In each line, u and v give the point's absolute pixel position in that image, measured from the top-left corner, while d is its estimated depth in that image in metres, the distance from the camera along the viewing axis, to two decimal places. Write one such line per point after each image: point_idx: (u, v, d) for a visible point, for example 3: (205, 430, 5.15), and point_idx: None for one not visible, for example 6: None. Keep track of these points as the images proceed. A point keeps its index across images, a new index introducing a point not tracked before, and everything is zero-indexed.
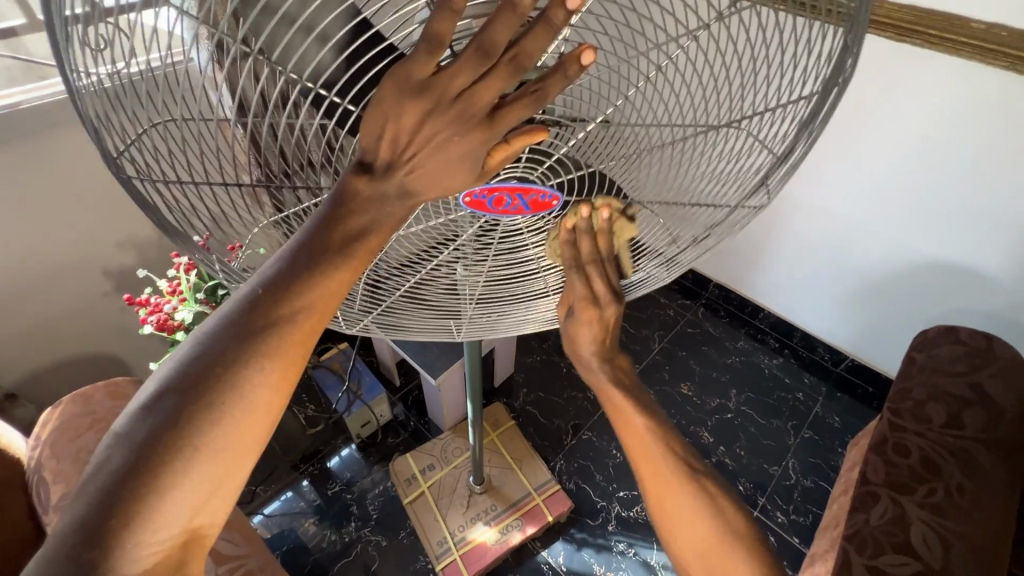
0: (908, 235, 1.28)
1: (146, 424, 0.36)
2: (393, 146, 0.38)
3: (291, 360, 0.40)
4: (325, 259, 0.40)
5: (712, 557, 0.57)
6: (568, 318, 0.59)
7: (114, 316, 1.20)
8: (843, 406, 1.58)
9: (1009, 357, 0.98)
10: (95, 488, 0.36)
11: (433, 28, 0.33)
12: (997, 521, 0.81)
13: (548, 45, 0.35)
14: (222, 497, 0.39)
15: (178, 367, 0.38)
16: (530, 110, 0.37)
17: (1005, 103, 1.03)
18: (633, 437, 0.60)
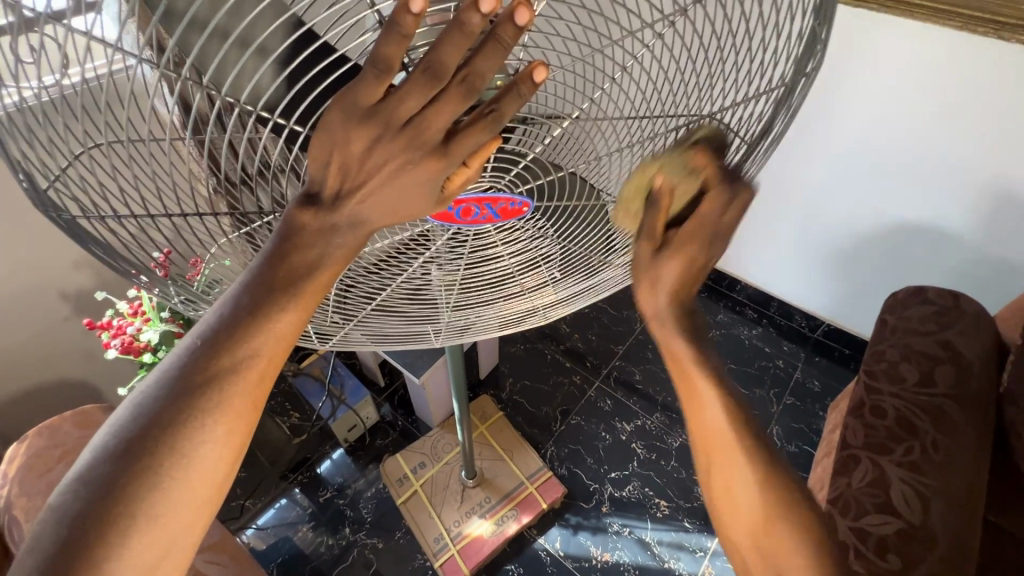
0: (875, 200, 1.30)
1: (86, 491, 0.35)
2: (343, 176, 0.36)
3: (237, 412, 0.39)
4: (267, 305, 0.39)
5: (777, 561, 0.50)
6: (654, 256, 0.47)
7: (77, 341, 1.15)
8: (821, 369, 1.61)
9: (975, 312, 1.01)
10: (40, 558, 0.35)
11: (380, 53, 0.31)
12: (969, 474, 0.84)
13: (499, 65, 0.33)
14: (174, 559, 0.38)
15: (118, 428, 0.37)
16: (487, 133, 0.36)
17: (959, 63, 1.04)
18: (698, 408, 0.51)
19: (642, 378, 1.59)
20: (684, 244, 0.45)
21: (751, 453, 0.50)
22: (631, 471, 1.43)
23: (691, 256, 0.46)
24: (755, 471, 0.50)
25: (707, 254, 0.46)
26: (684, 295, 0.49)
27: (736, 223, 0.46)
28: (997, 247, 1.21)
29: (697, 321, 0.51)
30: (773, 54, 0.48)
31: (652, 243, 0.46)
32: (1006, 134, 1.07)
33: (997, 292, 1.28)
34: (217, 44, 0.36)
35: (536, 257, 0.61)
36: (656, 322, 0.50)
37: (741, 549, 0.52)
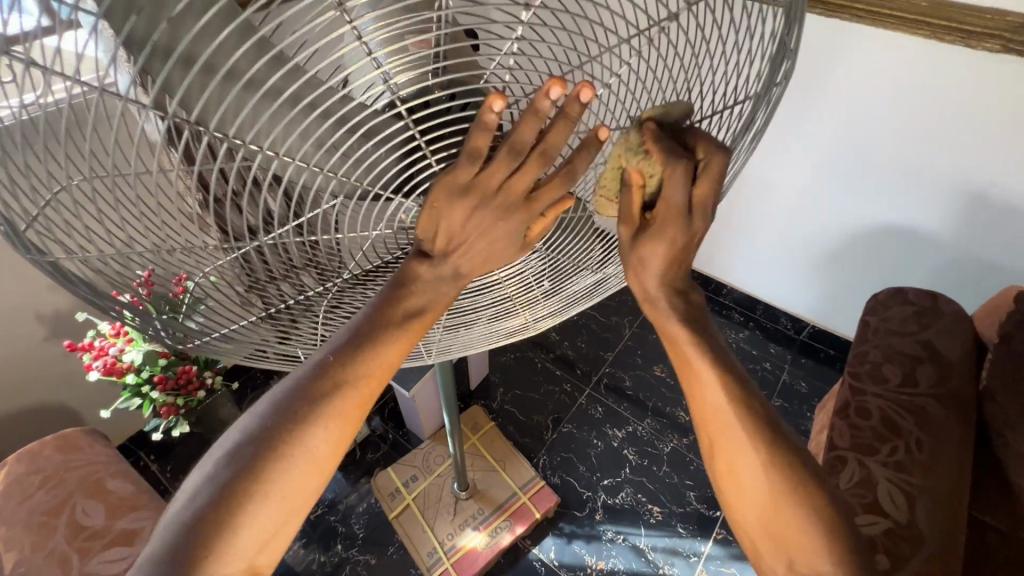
0: (853, 205, 1.33)
1: (227, 469, 0.41)
2: (447, 238, 0.43)
3: (349, 420, 0.44)
4: (387, 331, 0.46)
5: (790, 544, 0.51)
6: (635, 238, 0.48)
7: (56, 363, 1.12)
8: (807, 370, 1.63)
9: (953, 312, 1.03)
10: (181, 521, 0.40)
11: (472, 143, 0.38)
12: (953, 473, 0.86)
13: (568, 136, 0.39)
14: (280, 539, 0.43)
15: (259, 419, 0.43)
16: (562, 187, 0.43)
17: (930, 69, 1.07)
18: (700, 389, 0.52)
19: (631, 384, 1.60)
20: (664, 220, 0.46)
21: (754, 430, 0.51)
22: (623, 478, 1.43)
23: (670, 234, 0.46)
24: (760, 453, 0.51)
25: (686, 229, 0.47)
26: (675, 273, 0.50)
27: (708, 196, 0.45)
28: (972, 248, 1.24)
29: (692, 301, 0.53)
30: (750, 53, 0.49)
31: (631, 226, 0.48)
32: (976, 138, 1.10)
33: (974, 292, 1.31)
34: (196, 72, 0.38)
35: (521, 270, 0.62)
36: (649, 301, 0.52)
37: (753, 533, 0.53)
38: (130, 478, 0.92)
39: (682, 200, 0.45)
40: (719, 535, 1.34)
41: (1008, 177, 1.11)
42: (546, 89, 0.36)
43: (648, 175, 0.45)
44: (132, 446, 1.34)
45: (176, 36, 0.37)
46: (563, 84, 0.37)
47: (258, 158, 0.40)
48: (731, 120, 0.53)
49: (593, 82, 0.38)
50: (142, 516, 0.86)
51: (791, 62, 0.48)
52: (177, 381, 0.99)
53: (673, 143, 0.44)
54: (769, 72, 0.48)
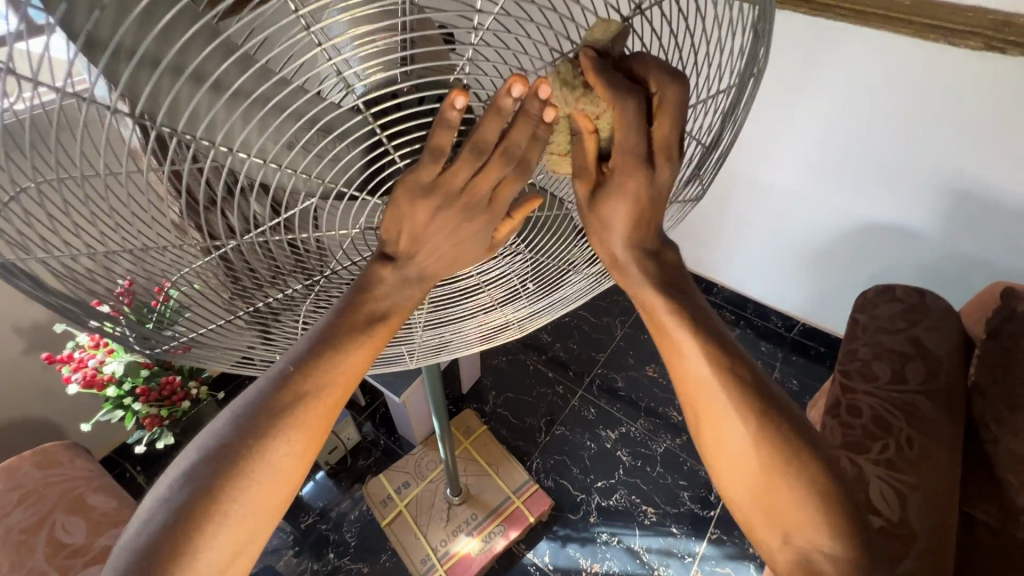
0: (839, 203, 1.34)
1: (185, 489, 0.40)
2: (410, 238, 0.43)
3: (311, 430, 0.43)
4: (347, 339, 0.44)
5: (781, 515, 0.51)
6: (595, 191, 0.47)
7: (35, 375, 1.10)
8: (799, 368, 1.64)
9: (940, 309, 1.04)
10: (137, 543, 0.39)
11: (433, 141, 0.37)
12: (944, 470, 0.86)
13: (530, 133, 0.39)
14: (244, 558, 0.42)
15: (217, 435, 0.42)
16: (519, 182, 0.42)
17: (913, 68, 1.08)
18: (680, 360, 0.52)
19: (624, 384, 1.59)
20: (625, 166, 0.45)
21: (738, 401, 0.52)
22: (617, 480, 1.43)
23: (631, 187, 0.46)
24: (748, 421, 0.51)
25: (647, 175, 0.46)
26: (642, 230, 0.50)
27: (665, 139, 0.45)
28: (958, 244, 1.25)
29: (667, 263, 0.53)
30: (720, 69, 0.49)
31: (588, 181, 0.47)
32: (961, 136, 1.10)
33: (961, 287, 1.31)
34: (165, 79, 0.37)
35: (505, 270, 0.62)
36: (619, 266, 0.52)
37: (747, 508, 0.54)
38: (113, 492, 0.90)
39: (633, 139, 0.43)
40: (714, 535, 1.34)
41: (993, 173, 1.12)
42: (507, 87, 0.36)
43: (599, 117, 0.43)
44: (117, 458, 1.32)
45: (146, 38, 0.36)
46: (524, 81, 0.36)
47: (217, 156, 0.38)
48: (701, 132, 0.53)
49: (552, 79, 0.38)
50: (124, 531, 0.84)
51: (759, 79, 0.48)
52: (161, 393, 0.96)
53: (623, 79, 0.42)
54: (737, 86, 0.48)
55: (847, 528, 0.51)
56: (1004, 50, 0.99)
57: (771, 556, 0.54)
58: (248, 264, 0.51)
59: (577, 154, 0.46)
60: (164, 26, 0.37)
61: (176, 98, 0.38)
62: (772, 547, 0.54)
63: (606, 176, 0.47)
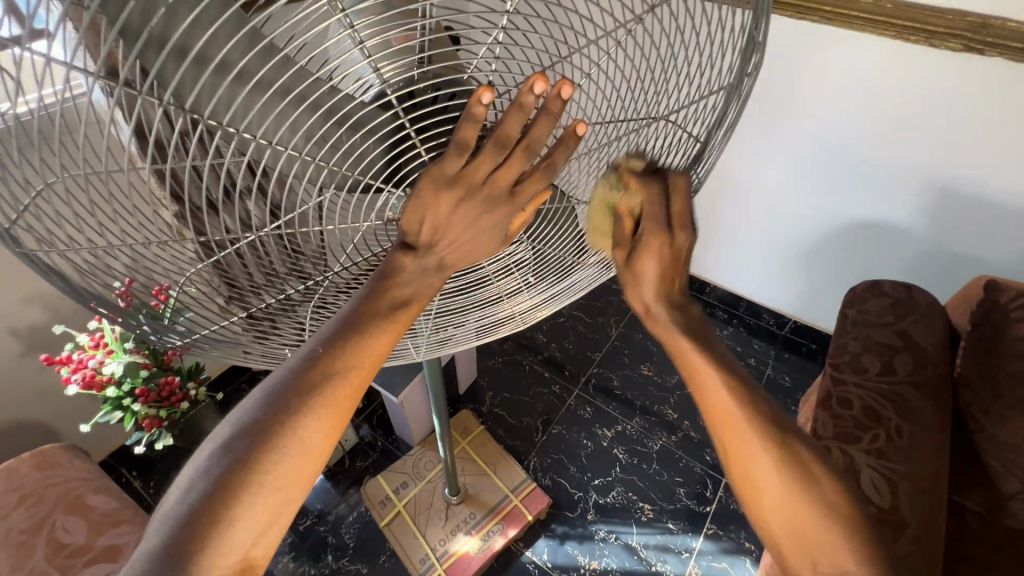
0: (829, 201, 1.37)
1: (221, 460, 0.40)
2: (433, 229, 0.44)
3: (341, 407, 0.44)
4: (374, 319, 0.46)
5: (815, 551, 0.49)
6: (626, 260, 0.50)
7: (32, 378, 1.09)
8: (791, 365, 1.66)
9: (927, 302, 1.06)
10: (174, 514, 0.39)
11: (461, 136, 0.39)
12: (933, 458, 0.88)
13: (551, 131, 0.41)
14: (275, 533, 0.42)
15: (251, 410, 0.42)
16: (545, 181, 0.44)
17: (896, 69, 1.11)
18: (705, 389, 0.51)
19: (619, 383, 1.61)
20: (654, 237, 0.48)
21: (765, 431, 0.50)
22: (614, 477, 1.44)
23: (657, 249, 0.48)
24: (772, 449, 0.50)
25: (672, 241, 0.49)
26: (670, 289, 0.51)
27: (684, 211, 0.49)
28: (944, 240, 1.28)
29: (687, 305, 0.53)
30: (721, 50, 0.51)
31: (623, 250, 0.50)
32: (945, 134, 1.14)
33: (947, 283, 1.35)
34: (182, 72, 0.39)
35: (506, 263, 0.63)
36: (651, 315, 0.52)
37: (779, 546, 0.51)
38: (113, 493, 0.90)
39: (660, 214, 0.48)
40: (710, 530, 1.36)
41: (975, 171, 1.15)
42: (530, 84, 0.38)
43: (630, 206, 0.49)
44: (113, 462, 1.31)
45: (160, 33, 0.37)
46: (545, 80, 0.39)
47: (250, 147, 0.40)
48: (704, 115, 0.55)
49: (571, 79, 0.41)
50: (124, 531, 0.84)
51: (759, 57, 0.49)
52: (160, 393, 0.97)
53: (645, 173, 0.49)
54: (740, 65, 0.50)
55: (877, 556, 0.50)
56: (984, 50, 1.02)
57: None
58: (246, 269, 0.53)
59: (614, 232, 0.51)
60: (181, 21, 0.38)
61: (189, 93, 0.40)
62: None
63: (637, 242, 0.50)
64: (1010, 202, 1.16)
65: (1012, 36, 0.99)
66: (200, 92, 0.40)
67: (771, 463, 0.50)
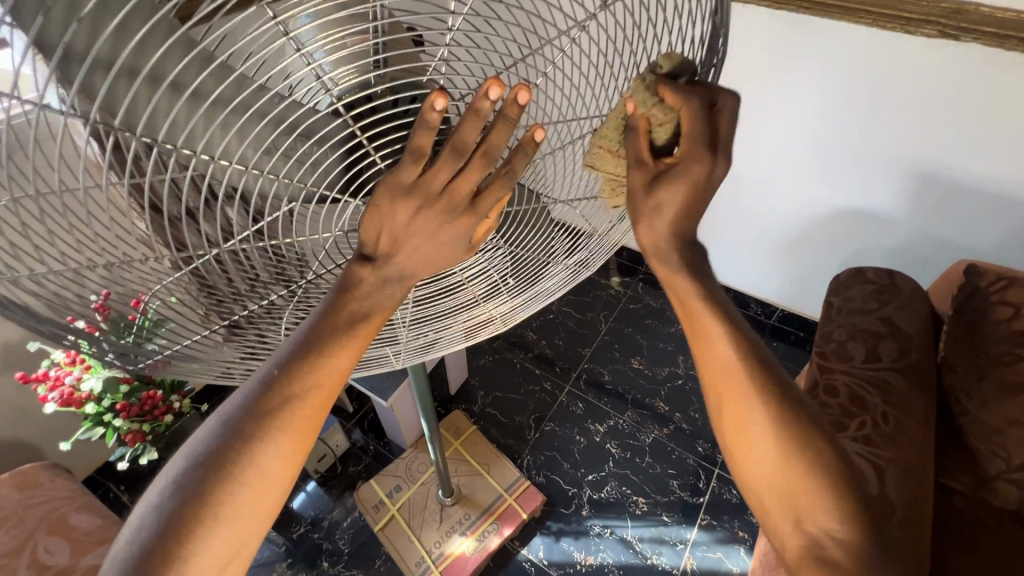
0: (811, 190, 1.37)
1: (176, 495, 0.40)
2: (392, 239, 0.43)
3: (300, 431, 0.44)
4: (332, 341, 0.45)
5: (794, 502, 0.53)
6: (651, 183, 0.48)
7: (10, 396, 1.07)
8: (780, 353, 1.67)
9: (909, 288, 1.07)
10: (130, 552, 0.39)
11: (415, 143, 0.38)
12: (917, 443, 0.89)
13: (511, 136, 0.40)
14: (239, 559, 0.42)
15: (205, 441, 0.42)
16: (505, 187, 0.44)
17: (872, 56, 1.11)
18: (707, 342, 0.54)
19: (610, 378, 1.61)
20: (687, 156, 0.46)
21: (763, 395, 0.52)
22: (608, 472, 1.45)
23: (694, 173, 0.46)
24: (769, 414, 0.52)
25: (712, 165, 0.46)
26: (687, 222, 0.50)
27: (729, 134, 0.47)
28: (925, 225, 1.29)
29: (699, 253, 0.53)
30: (680, 59, 0.53)
31: (645, 170, 0.48)
32: (923, 120, 1.14)
33: (928, 268, 1.36)
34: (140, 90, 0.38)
35: (486, 267, 0.63)
36: (656, 252, 0.52)
37: (760, 495, 0.55)
38: (96, 510, 0.89)
39: (693, 130, 0.45)
40: (704, 521, 1.37)
41: (954, 157, 1.16)
42: (485, 89, 0.37)
43: (653, 120, 0.46)
44: (100, 478, 1.29)
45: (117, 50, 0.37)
46: (501, 85, 0.37)
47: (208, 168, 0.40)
48: None
49: (528, 85, 0.40)
50: (109, 549, 0.83)
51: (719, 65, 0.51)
52: (142, 407, 0.95)
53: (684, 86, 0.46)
54: (701, 71, 0.52)
55: (855, 512, 0.53)
56: (958, 37, 1.03)
57: (781, 541, 0.56)
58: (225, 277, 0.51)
59: (631, 148, 0.48)
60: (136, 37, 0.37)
61: (149, 110, 0.39)
62: (783, 533, 0.55)
63: (667, 166, 0.47)
64: (988, 187, 1.17)
65: (986, 20, 1.00)
66: (161, 111, 0.40)
67: (766, 427, 0.52)
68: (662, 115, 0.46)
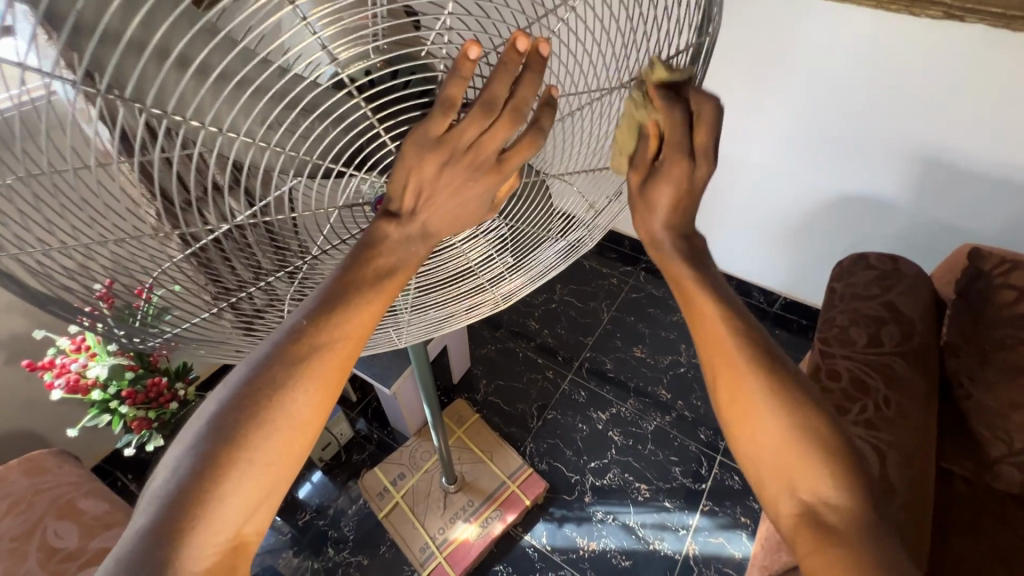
0: (814, 175, 1.36)
1: (206, 439, 0.39)
2: (416, 196, 0.43)
3: (329, 379, 0.42)
4: (360, 293, 0.43)
5: (792, 466, 0.50)
6: (645, 181, 0.49)
7: (16, 386, 1.08)
8: (782, 341, 1.67)
9: (913, 273, 1.07)
10: (161, 494, 0.38)
11: (446, 93, 0.38)
12: (919, 426, 0.90)
13: (538, 92, 0.40)
14: (267, 506, 0.40)
15: (235, 387, 0.40)
16: (532, 150, 0.43)
17: (878, 37, 1.10)
18: (692, 303, 0.54)
19: (613, 366, 1.61)
20: (677, 163, 0.47)
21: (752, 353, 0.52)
22: (610, 459, 1.45)
23: (677, 176, 0.48)
24: (758, 368, 0.51)
25: (697, 167, 0.47)
26: (680, 215, 0.51)
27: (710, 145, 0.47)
28: (928, 210, 1.29)
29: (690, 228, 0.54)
30: (677, 28, 0.52)
31: (638, 174, 0.50)
32: (930, 102, 1.13)
33: (931, 253, 1.36)
34: (148, 67, 0.38)
35: (487, 244, 0.63)
36: (653, 245, 0.54)
37: (755, 465, 0.52)
38: (104, 496, 0.90)
39: (682, 135, 0.46)
40: (706, 507, 1.37)
41: (959, 141, 1.15)
42: (511, 42, 0.39)
43: (654, 124, 0.47)
44: (108, 467, 1.31)
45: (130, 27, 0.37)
46: (528, 37, 0.39)
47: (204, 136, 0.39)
48: None
49: (550, 38, 0.40)
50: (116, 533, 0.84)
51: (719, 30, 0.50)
52: (148, 395, 0.96)
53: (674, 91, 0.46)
54: (697, 40, 0.51)
55: (853, 484, 0.49)
56: (964, 17, 1.00)
57: (775, 511, 0.52)
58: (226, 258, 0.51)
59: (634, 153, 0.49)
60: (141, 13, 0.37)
61: (157, 89, 0.39)
62: (778, 500, 0.51)
63: (657, 165, 0.49)
64: (995, 170, 1.16)
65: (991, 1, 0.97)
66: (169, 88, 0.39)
67: (756, 385, 0.51)
68: (659, 120, 0.47)
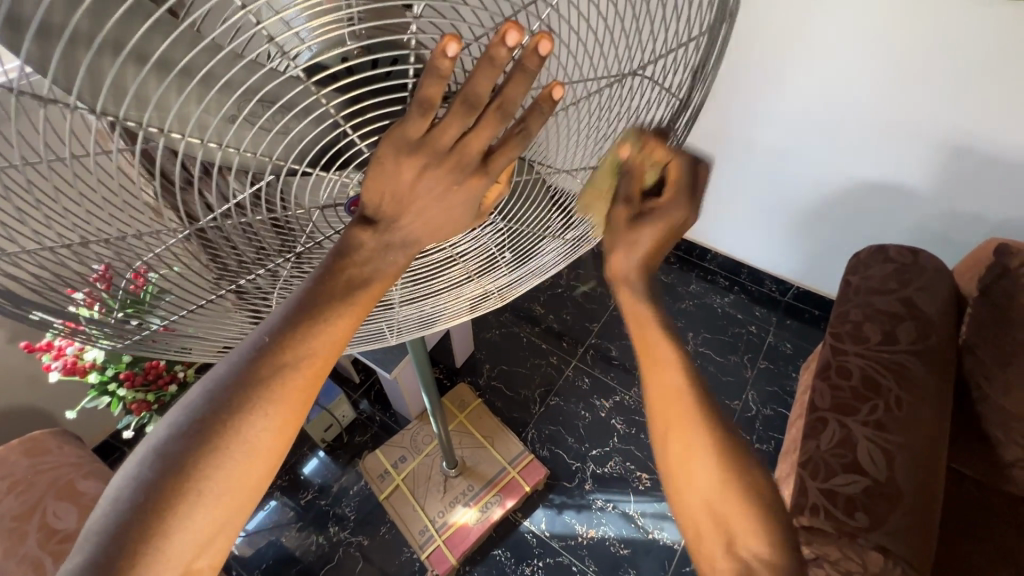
0: (837, 161, 1.30)
1: (155, 467, 0.37)
2: (394, 201, 0.40)
3: (293, 404, 0.40)
4: (329, 307, 0.41)
5: (731, 523, 0.47)
6: (632, 218, 0.48)
7: (17, 368, 1.09)
8: (793, 331, 1.63)
9: (933, 267, 1.02)
10: (107, 523, 0.37)
11: (423, 93, 0.34)
12: (929, 429, 0.86)
13: (528, 91, 0.37)
14: (222, 538, 0.39)
15: (189, 413, 0.39)
16: (518, 149, 0.40)
17: (910, 11, 1.02)
18: (658, 367, 0.50)
19: (618, 353, 1.59)
20: (673, 199, 0.47)
21: (707, 418, 0.49)
22: (611, 448, 1.44)
23: (673, 219, 0.47)
24: (709, 433, 0.48)
25: (690, 215, 0.48)
26: (655, 259, 0.50)
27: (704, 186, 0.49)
28: (951, 201, 1.23)
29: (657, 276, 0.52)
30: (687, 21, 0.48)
31: (629, 209, 0.48)
32: (963, 85, 1.06)
33: (954, 246, 1.30)
34: (109, 59, 0.35)
35: (483, 243, 0.60)
36: (623, 282, 0.51)
37: (697, 528, 0.49)
38: (103, 477, 0.91)
39: (681, 176, 0.47)
40: None
41: (991, 125, 1.08)
42: (502, 34, 0.33)
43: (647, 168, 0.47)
44: (114, 443, 1.33)
45: (83, 14, 0.33)
46: (520, 31, 0.33)
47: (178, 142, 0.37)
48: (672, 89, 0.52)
49: (551, 33, 0.35)
50: None
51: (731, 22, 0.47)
52: (146, 376, 0.97)
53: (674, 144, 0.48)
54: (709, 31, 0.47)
55: (786, 557, 0.47)
56: None
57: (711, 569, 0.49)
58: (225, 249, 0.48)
59: (621, 190, 0.48)
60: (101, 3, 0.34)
61: (117, 83, 0.36)
62: (715, 560, 0.49)
63: (649, 207, 0.47)
64: None
65: None
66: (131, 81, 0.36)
67: (708, 448, 0.48)
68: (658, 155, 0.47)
